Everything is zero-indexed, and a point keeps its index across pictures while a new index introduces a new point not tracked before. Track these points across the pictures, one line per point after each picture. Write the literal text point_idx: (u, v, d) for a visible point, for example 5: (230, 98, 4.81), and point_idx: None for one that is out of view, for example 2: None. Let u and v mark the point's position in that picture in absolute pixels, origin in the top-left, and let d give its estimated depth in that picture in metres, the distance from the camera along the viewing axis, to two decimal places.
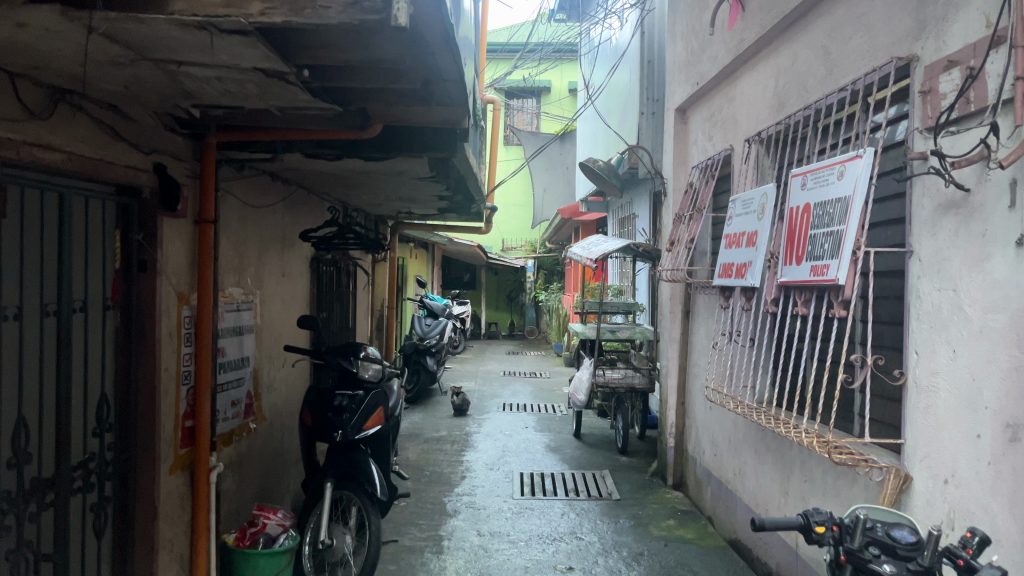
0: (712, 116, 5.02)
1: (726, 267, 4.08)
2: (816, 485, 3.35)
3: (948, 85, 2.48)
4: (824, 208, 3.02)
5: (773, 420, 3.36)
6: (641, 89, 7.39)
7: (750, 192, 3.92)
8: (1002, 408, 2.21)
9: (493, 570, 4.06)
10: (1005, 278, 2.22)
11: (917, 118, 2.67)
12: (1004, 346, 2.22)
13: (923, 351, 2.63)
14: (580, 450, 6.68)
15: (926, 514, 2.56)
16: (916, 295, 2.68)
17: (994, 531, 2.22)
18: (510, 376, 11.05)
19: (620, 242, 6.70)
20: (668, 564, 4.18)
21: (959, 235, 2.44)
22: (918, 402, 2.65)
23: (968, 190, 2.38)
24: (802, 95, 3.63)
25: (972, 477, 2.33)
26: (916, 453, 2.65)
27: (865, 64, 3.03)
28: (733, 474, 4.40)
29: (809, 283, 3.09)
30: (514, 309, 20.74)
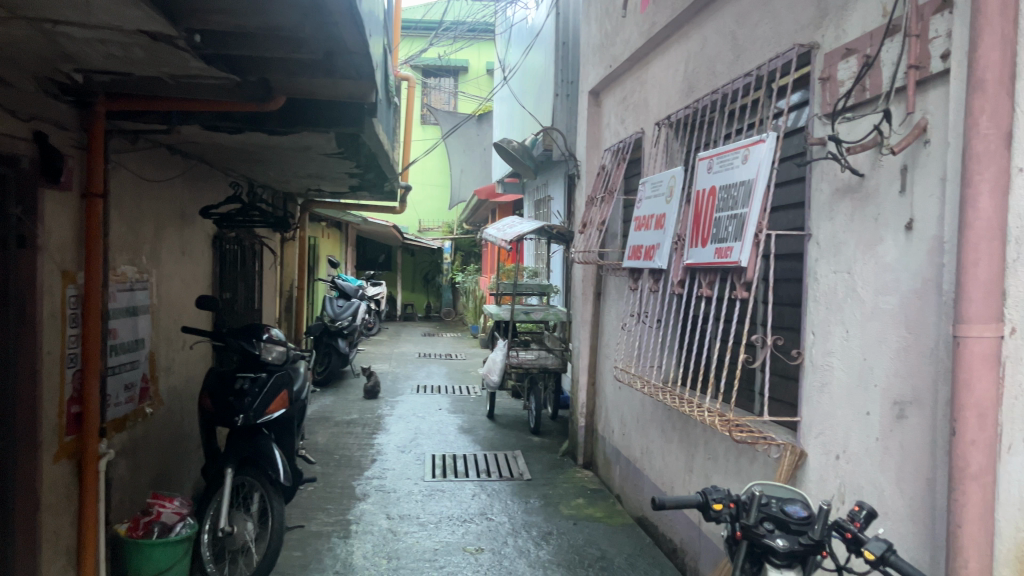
0: (625, 98, 5.05)
1: (636, 250, 4.12)
2: (718, 463, 3.43)
3: (845, 73, 2.54)
4: (729, 191, 3.07)
5: (678, 398, 3.40)
6: (556, 70, 7.35)
7: (659, 175, 3.98)
8: (890, 385, 2.29)
9: (402, 553, 4.01)
10: (896, 262, 2.29)
11: (817, 105, 2.74)
12: (894, 326, 2.29)
13: (820, 332, 2.71)
14: (493, 432, 6.68)
15: (820, 489, 2.65)
16: (814, 277, 2.76)
17: (881, 505, 2.31)
18: (424, 358, 10.99)
19: (534, 224, 6.71)
20: (577, 542, 4.22)
21: (855, 219, 2.51)
22: (814, 380, 2.73)
23: (862, 175, 2.46)
24: (710, 80, 3.67)
25: (862, 452, 2.42)
26: (811, 430, 2.73)
27: (769, 50, 3.09)
28: (640, 453, 4.47)
29: (714, 265, 3.14)
30: (430, 290, 20.66)
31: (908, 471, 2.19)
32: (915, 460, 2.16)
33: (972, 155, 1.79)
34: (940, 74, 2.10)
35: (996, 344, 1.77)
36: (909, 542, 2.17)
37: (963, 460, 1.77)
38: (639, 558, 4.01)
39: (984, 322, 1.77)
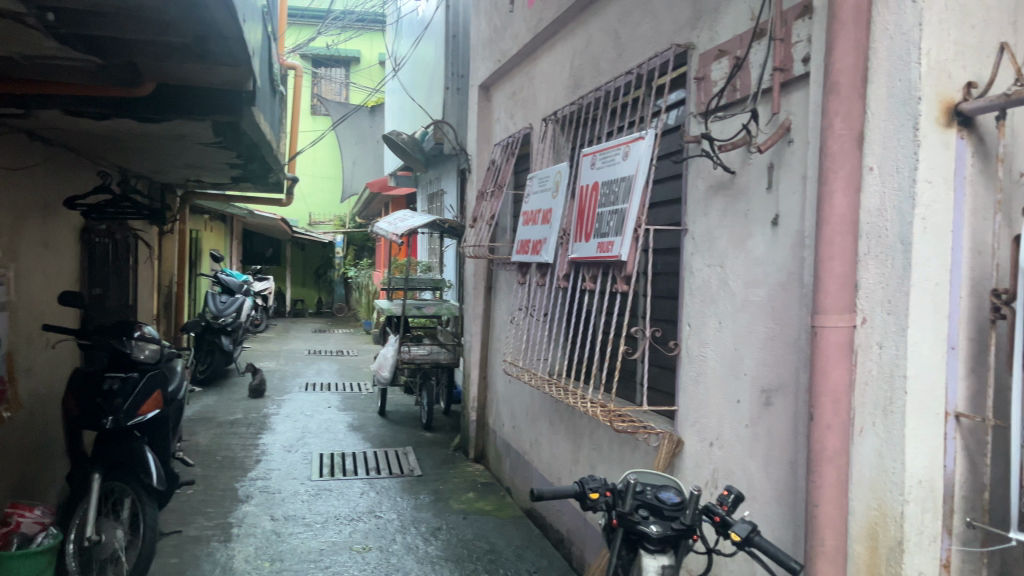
0: (513, 94, 5.07)
1: (523, 244, 4.15)
2: (602, 453, 3.51)
3: (718, 74, 2.63)
4: (610, 187, 3.13)
5: (563, 390, 3.46)
6: (446, 64, 7.30)
7: (546, 170, 4.02)
8: (758, 374, 2.39)
9: (285, 555, 3.90)
10: (764, 256, 2.39)
11: (692, 104, 2.82)
12: (761, 318, 2.40)
13: (696, 323, 2.80)
14: (383, 429, 6.60)
15: (696, 475, 2.75)
16: (690, 270, 2.85)
17: (749, 489, 2.41)
18: (314, 355, 10.75)
19: (425, 218, 6.66)
20: (465, 537, 4.22)
21: (726, 215, 2.61)
22: (689, 370, 2.83)
23: (733, 172, 2.55)
24: (594, 77, 3.73)
25: (733, 439, 2.52)
26: (687, 419, 2.82)
27: (649, 49, 3.16)
28: (529, 445, 4.52)
29: (596, 259, 3.20)
30: (322, 285, 20.22)
31: (774, 456, 2.29)
32: (780, 445, 2.27)
33: (828, 154, 1.88)
34: (802, 77, 2.20)
35: (850, 333, 1.88)
36: (775, 523, 2.27)
37: (820, 443, 1.87)
38: (527, 549, 4.05)
39: (839, 312, 1.87)
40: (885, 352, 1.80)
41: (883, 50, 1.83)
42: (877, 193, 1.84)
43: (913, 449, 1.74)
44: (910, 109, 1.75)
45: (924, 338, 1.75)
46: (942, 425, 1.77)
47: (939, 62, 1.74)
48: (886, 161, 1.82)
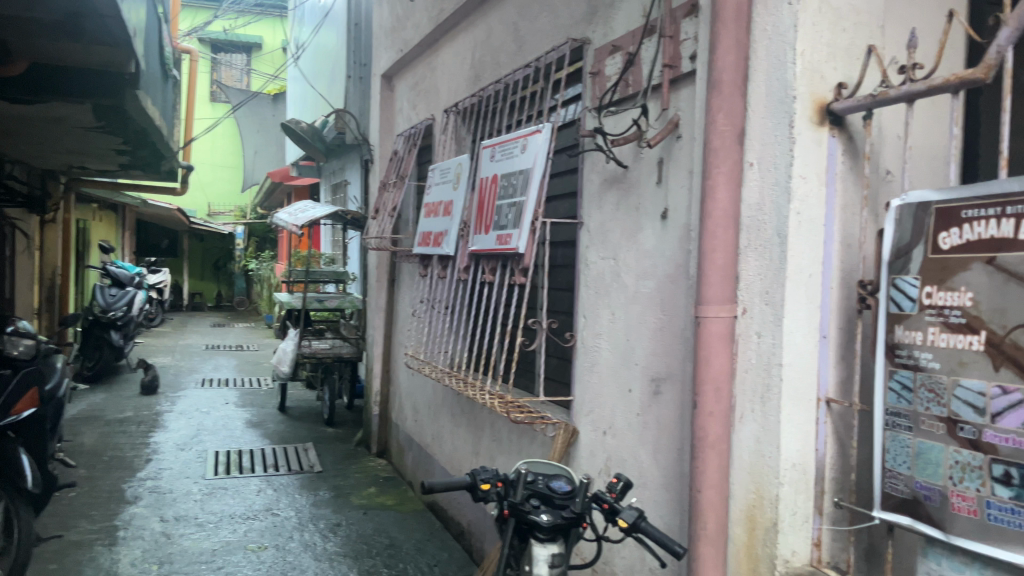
0: (416, 84, 5.02)
1: (425, 236, 4.12)
2: (502, 444, 3.52)
3: (612, 69, 2.67)
4: (509, 179, 3.14)
5: (462, 381, 3.45)
6: (348, 52, 7.15)
7: (447, 162, 4.00)
8: (649, 363, 2.45)
9: (175, 557, 3.76)
10: (654, 249, 2.45)
11: (588, 99, 2.85)
12: (651, 309, 2.45)
13: (591, 315, 2.84)
14: (283, 424, 6.44)
15: (590, 464, 2.79)
16: (585, 263, 2.89)
17: (640, 476, 2.47)
18: (212, 350, 10.38)
19: (327, 210, 6.52)
20: (365, 532, 4.16)
21: (620, 209, 2.65)
22: (585, 361, 2.87)
23: (626, 167, 2.60)
24: (495, 69, 3.73)
25: (625, 427, 2.57)
26: (583, 409, 2.86)
27: (547, 43, 3.18)
28: (431, 438, 4.50)
29: (495, 252, 3.20)
30: (221, 278, 19.56)
31: (663, 443, 2.35)
32: (668, 432, 2.33)
33: (711, 149, 1.94)
34: (689, 74, 2.26)
35: (731, 322, 1.95)
36: (664, 509, 2.33)
37: (702, 430, 1.94)
38: (427, 542, 4.03)
39: (720, 302, 1.94)
40: (762, 341, 1.87)
41: (762, 49, 1.90)
42: (757, 188, 1.91)
43: (786, 433, 1.82)
44: (786, 107, 1.82)
45: (797, 327, 1.82)
46: (814, 410, 1.85)
47: (813, 63, 1.81)
48: (764, 157, 1.89)
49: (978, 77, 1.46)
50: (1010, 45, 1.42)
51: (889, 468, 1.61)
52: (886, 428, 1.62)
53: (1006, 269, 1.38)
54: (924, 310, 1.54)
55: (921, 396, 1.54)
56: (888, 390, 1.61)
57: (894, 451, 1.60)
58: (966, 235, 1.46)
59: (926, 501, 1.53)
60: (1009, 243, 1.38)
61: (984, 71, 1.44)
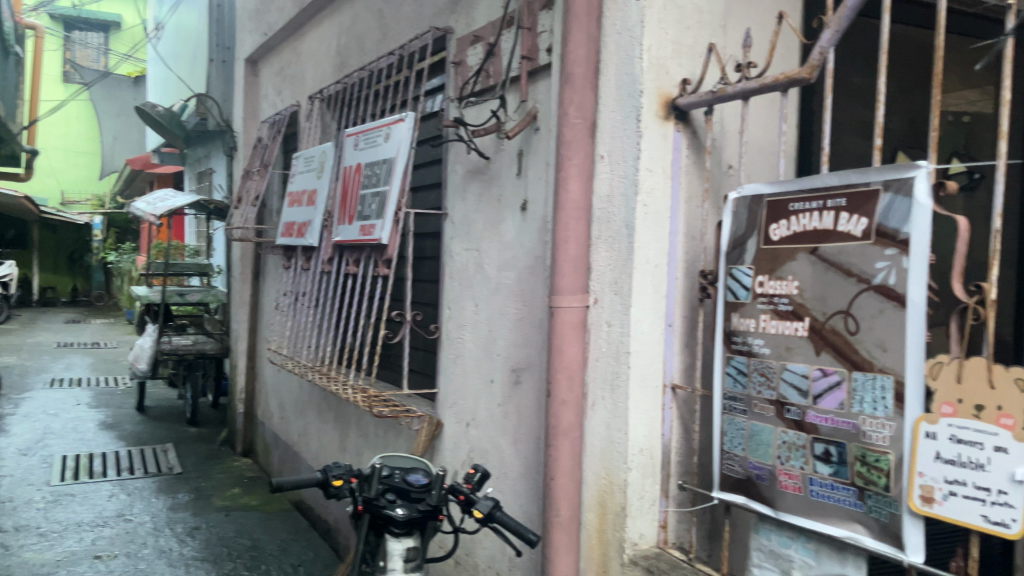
0: (281, 70, 4.85)
1: (288, 226, 3.99)
2: (368, 439, 3.46)
3: (473, 59, 2.66)
4: (372, 168, 3.08)
5: (325, 376, 3.35)
6: (210, 34, 6.83)
7: (311, 150, 3.89)
8: (509, 354, 2.46)
9: (12, 571, 3.48)
10: (515, 240, 2.46)
11: (450, 89, 2.83)
12: (512, 300, 2.46)
13: (454, 307, 2.83)
14: (141, 425, 6.10)
15: (454, 457, 2.78)
16: (449, 254, 2.87)
17: (502, 467, 2.48)
18: (64, 348, 9.70)
19: (188, 198, 6.21)
20: (226, 535, 4.00)
21: (482, 200, 2.65)
22: (449, 353, 2.85)
23: (487, 158, 2.60)
24: (360, 56, 3.65)
25: (487, 419, 2.58)
26: (446, 401, 2.85)
27: (411, 31, 3.14)
28: (297, 435, 4.37)
29: (358, 242, 3.14)
30: (77, 272, 18.34)
31: (522, 433, 2.37)
32: (528, 422, 2.34)
33: (563, 141, 1.97)
34: (546, 66, 2.28)
35: (583, 312, 1.98)
36: (523, 498, 2.35)
37: (556, 418, 1.97)
38: (292, 542, 3.92)
39: (573, 293, 1.97)
40: (612, 330, 1.92)
41: (612, 44, 1.94)
42: (607, 180, 1.95)
43: (634, 419, 1.87)
44: (633, 101, 1.86)
45: (644, 317, 1.87)
46: (660, 397, 1.90)
47: (659, 59, 1.86)
48: (614, 150, 1.93)
49: (803, 76, 1.53)
50: (831, 47, 1.50)
51: (726, 450, 1.68)
52: (725, 412, 1.68)
53: (826, 258, 1.46)
54: (757, 298, 1.61)
55: (754, 380, 1.61)
56: (725, 375, 1.68)
57: (731, 434, 1.67)
58: (792, 226, 1.53)
59: (758, 480, 1.60)
60: (829, 234, 1.45)
61: (808, 70, 1.52)
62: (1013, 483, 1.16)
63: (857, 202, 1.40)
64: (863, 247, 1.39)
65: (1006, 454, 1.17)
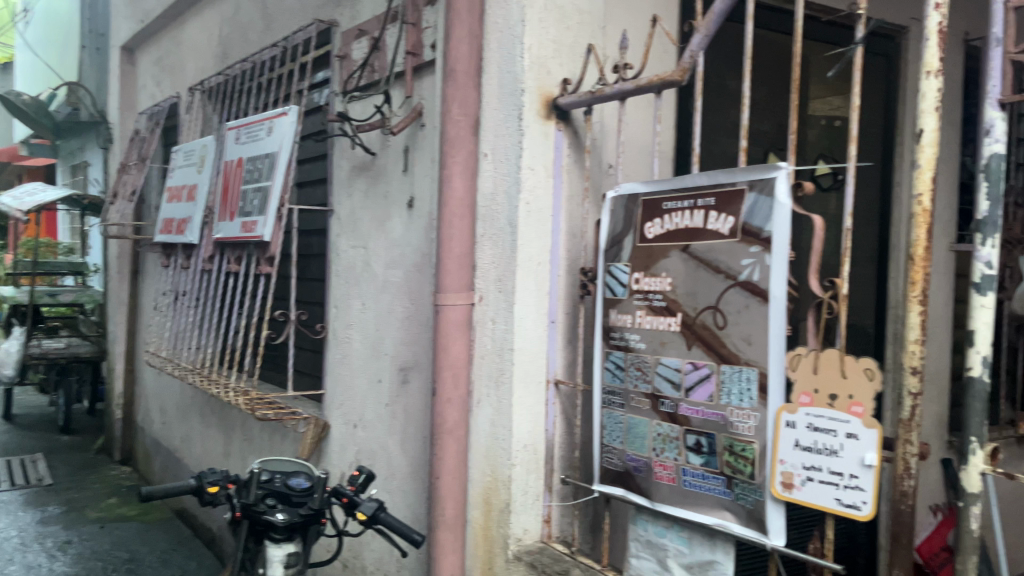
0: (159, 59, 4.64)
1: (167, 223, 3.81)
2: (253, 443, 3.35)
3: (358, 53, 2.62)
4: (255, 163, 2.98)
5: (206, 378, 3.22)
6: (82, 19, 6.46)
7: (191, 144, 3.73)
8: (396, 353, 2.43)
9: None
10: (401, 237, 2.43)
11: (335, 83, 2.77)
12: (399, 297, 2.43)
13: (341, 305, 2.77)
14: (7, 435, 5.71)
15: (341, 459, 2.73)
16: (335, 251, 2.82)
17: (390, 467, 2.45)
18: None
19: (59, 193, 5.86)
20: (101, 547, 3.79)
21: (368, 196, 2.61)
22: (336, 352, 2.79)
23: (373, 154, 2.57)
24: (242, 47, 3.53)
25: (375, 419, 2.54)
26: (333, 402, 2.79)
27: (295, 23, 3.06)
28: (180, 441, 4.19)
29: (240, 240, 3.03)
30: None
31: (409, 433, 2.34)
32: (415, 422, 2.32)
33: (447, 138, 1.96)
34: (430, 62, 2.27)
35: (468, 310, 1.98)
36: (410, 499, 2.32)
37: (441, 416, 1.96)
38: (173, 553, 3.75)
39: (457, 291, 1.97)
40: (496, 327, 1.92)
41: (494, 41, 1.94)
42: (491, 178, 1.96)
43: (518, 416, 1.88)
44: (515, 99, 1.87)
45: (527, 313, 1.89)
46: (544, 392, 1.92)
47: (539, 58, 1.87)
48: (498, 147, 1.94)
49: (675, 78, 1.58)
50: (701, 50, 1.55)
51: (606, 444, 1.71)
52: (604, 406, 1.72)
53: (696, 256, 1.51)
54: (633, 294, 1.65)
55: (631, 374, 1.65)
56: (604, 369, 1.71)
57: (609, 427, 1.70)
58: (666, 224, 1.58)
59: (635, 472, 1.64)
60: (699, 232, 1.50)
61: (680, 73, 1.57)
62: (862, 467, 1.23)
63: (725, 202, 1.45)
64: (730, 244, 1.45)
65: (857, 440, 1.24)
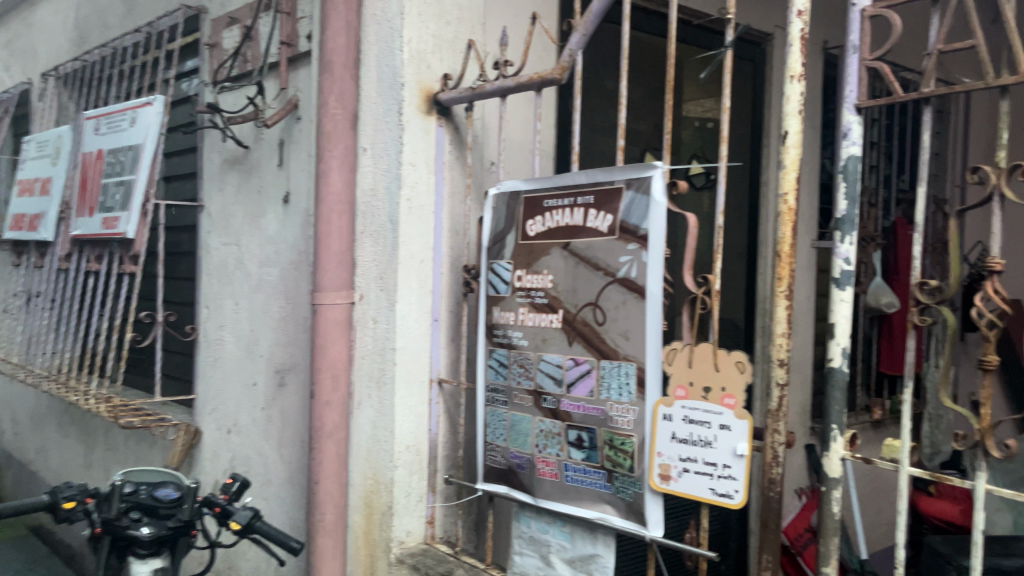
0: (7, 42, 4.29)
1: (17, 219, 3.53)
2: (117, 452, 3.15)
3: (229, 42, 2.50)
4: (116, 155, 2.80)
5: (63, 385, 3.00)
6: None
7: (44, 134, 3.47)
8: (272, 354, 2.34)
9: None
10: (276, 234, 2.34)
11: (205, 72, 2.64)
12: (275, 297, 2.34)
13: (212, 305, 2.64)
14: None
15: (214, 466, 2.61)
16: (206, 249, 2.68)
17: (266, 473, 2.36)
18: None
19: None
20: None
21: (241, 191, 2.50)
22: (207, 354, 2.66)
23: (246, 147, 2.46)
24: (102, 32, 3.31)
25: (250, 423, 2.44)
26: (205, 407, 2.66)
27: (160, 8, 2.89)
28: (34, 453, 3.89)
29: (101, 237, 2.84)
30: None
31: (287, 437, 2.26)
32: (292, 426, 2.24)
33: (323, 132, 1.88)
34: (306, 54, 2.19)
35: (347, 309, 1.92)
36: (288, 505, 2.24)
37: (320, 419, 1.89)
38: (27, 573, 3.48)
39: (336, 289, 1.90)
40: (377, 326, 1.89)
41: (372, 34, 1.90)
42: (370, 173, 1.91)
43: (400, 417, 1.85)
44: (394, 94, 1.83)
45: (409, 311, 1.86)
46: (426, 392, 1.90)
47: (419, 52, 1.84)
48: (378, 141, 1.90)
49: (554, 76, 1.58)
50: (579, 49, 1.57)
51: (489, 442, 1.70)
52: (487, 404, 1.71)
53: (577, 253, 1.52)
54: (515, 292, 1.64)
55: (514, 371, 1.65)
56: (488, 367, 1.70)
57: (493, 425, 1.69)
58: (547, 222, 1.58)
59: (519, 469, 1.64)
60: (580, 230, 1.51)
61: (559, 71, 1.58)
62: (734, 457, 1.28)
63: (604, 199, 1.47)
64: (609, 242, 1.47)
65: (729, 431, 1.28)
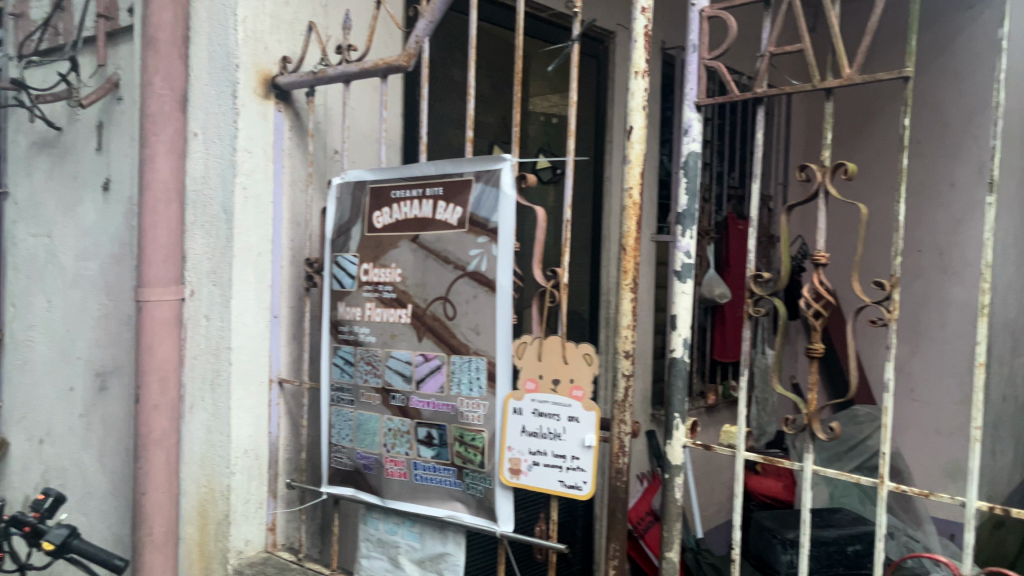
0: None
1: None
2: None
3: (37, 12, 2.27)
4: None
5: None
6: None
7: None
8: (91, 356, 2.14)
9: None
10: (94, 225, 2.14)
11: (7, 45, 2.37)
12: (93, 293, 2.14)
13: (19, 302, 2.39)
14: None
15: (24, 480, 2.36)
16: (12, 241, 2.42)
17: (85, 486, 2.15)
18: None
19: None
20: None
21: (52, 177, 2.27)
22: (14, 357, 2.40)
23: (58, 129, 2.23)
24: None
25: (65, 431, 2.22)
26: (13, 415, 2.40)
27: None
28: None
29: None
30: None
31: (109, 446, 2.08)
32: (115, 433, 2.06)
33: (146, 114, 1.74)
34: (127, 29, 2.01)
35: (177, 306, 1.79)
36: (111, 519, 2.06)
37: (146, 426, 1.74)
38: None
39: (164, 284, 1.76)
40: (211, 324, 1.77)
41: (203, 11, 1.77)
42: (201, 160, 1.79)
43: (237, 420, 1.74)
44: (228, 76, 1.72)
45: (246, 307, 1.75)
46: (266, 392, 1.80)
47: (255, 32, 1.73)
48: (210, 125, 1.77)
49: (400, 63, 1.53)
50: (426, 36, 1.53)
51: (334, 442, 1.64)
52: (332, 403, 1.64)
53: (426, 246, 1.48)
54: (362, 286, 1.59)
55: (361, 368, 1.59)
56: (332, 365, 1.64)
57: (338, 425, 1.63)
58: (394, 214, 1.53)
59: (365, 470, 1.59)
60: (427, 222, 1.48)
61: (405, 58, 1.53)
62: (583, 448, 1.29)
63: (452, 191, 1.44)
64: (458, 235, 1.44)
65: (578, 423, 1.30)
